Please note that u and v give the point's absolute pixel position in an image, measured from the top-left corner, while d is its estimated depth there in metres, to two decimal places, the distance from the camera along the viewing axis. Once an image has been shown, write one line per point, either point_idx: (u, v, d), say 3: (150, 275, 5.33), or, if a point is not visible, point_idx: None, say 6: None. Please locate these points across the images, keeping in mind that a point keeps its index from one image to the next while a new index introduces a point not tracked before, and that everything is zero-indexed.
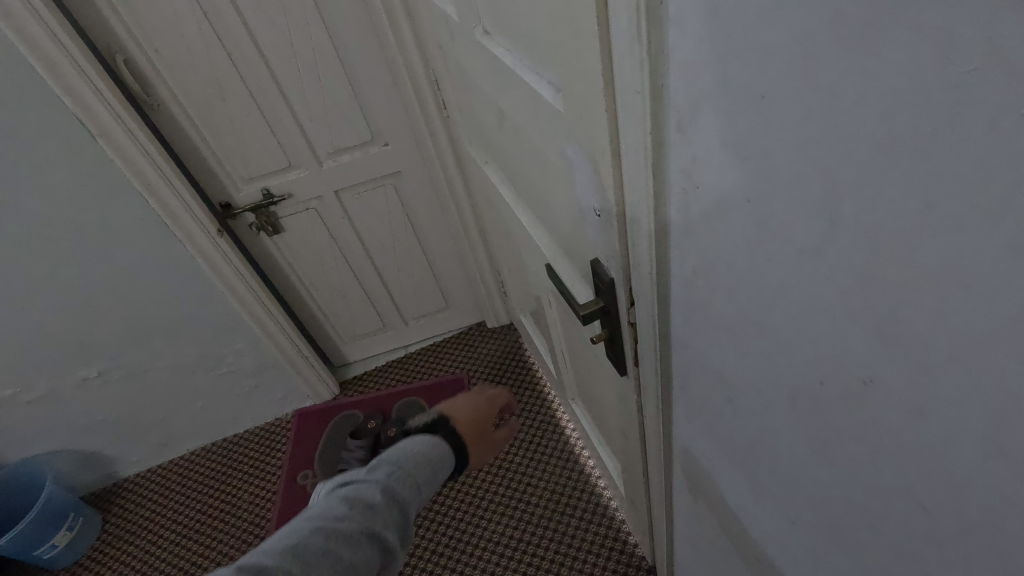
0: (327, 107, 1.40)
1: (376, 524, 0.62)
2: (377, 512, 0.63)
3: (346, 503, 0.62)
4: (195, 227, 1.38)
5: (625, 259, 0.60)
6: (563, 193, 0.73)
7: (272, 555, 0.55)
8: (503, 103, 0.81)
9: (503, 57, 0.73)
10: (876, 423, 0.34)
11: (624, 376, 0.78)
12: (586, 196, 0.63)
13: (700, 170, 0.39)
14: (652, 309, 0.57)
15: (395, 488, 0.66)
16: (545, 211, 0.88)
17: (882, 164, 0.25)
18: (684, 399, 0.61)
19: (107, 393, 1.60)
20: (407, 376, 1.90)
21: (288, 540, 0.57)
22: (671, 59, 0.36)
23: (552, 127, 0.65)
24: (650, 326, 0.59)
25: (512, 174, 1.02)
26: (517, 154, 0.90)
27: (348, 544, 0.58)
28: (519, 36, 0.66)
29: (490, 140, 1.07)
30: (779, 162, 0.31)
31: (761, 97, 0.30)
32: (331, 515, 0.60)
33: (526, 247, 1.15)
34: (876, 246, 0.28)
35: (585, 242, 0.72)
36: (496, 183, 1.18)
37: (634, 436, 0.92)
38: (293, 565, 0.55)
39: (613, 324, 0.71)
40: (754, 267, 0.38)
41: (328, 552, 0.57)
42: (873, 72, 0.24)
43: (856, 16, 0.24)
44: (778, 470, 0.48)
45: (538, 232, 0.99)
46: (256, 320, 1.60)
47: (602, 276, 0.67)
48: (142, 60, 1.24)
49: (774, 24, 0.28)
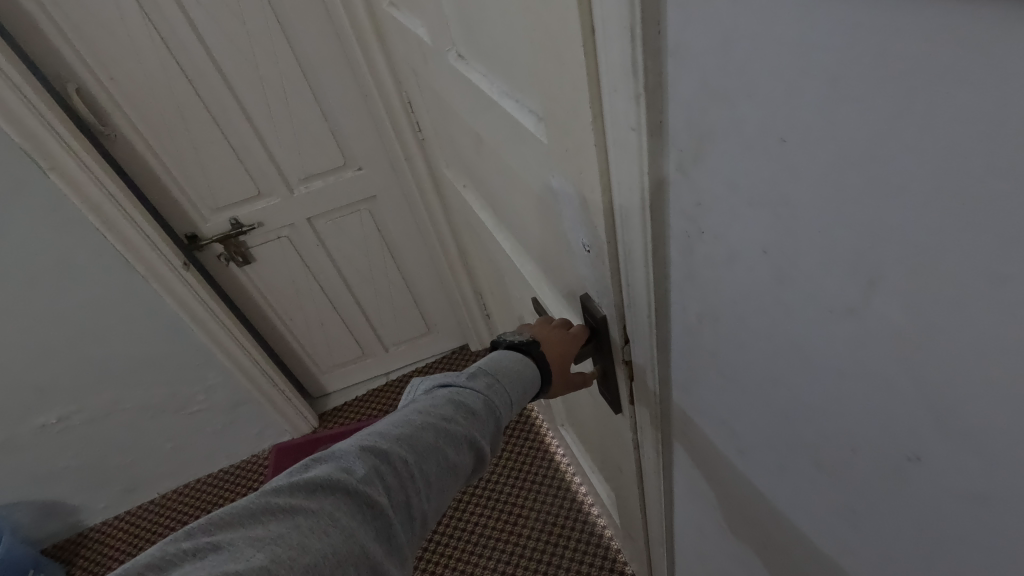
0: (296, 132, 1.35)
1: (474, 428, 0.57)
2: (477, 419, 0.58)
3: (449, 403, 0.57)
4: (158, 261, 1.31)
5: (618, 298, 0.55)
6: (550, 225, 0.68)
7: (388, 438, 0.51)
8: (481, 130, 0.77)
9: (479, 82, 0.69)
10: (918, 502, 0.30)
11: (618, 414, 0.73)
12: (574, 229, 0.58)
13: (706, 213, 0.35)
14: (649, 353, 0.52)
15: (495, 400, 0.61)
16: (531, 242, 0.84)
17: (936, 227, 0.22)
18: (688, 444, 0.57)
19: (68, 439, 1.50)
20: (388, 405, 1.83)
21: (399, 427, 0.53)
22: (672, 94, 0.32)
23: (535, 157, 0.61)
24: (648, 367, 0.55)
25: (493, 200, 0.97)
26: (498, 182, 0.86)
27: (453, 444, 0.53)
28: (495, 62, 0.62)
29: (468, 165, 1.03)
30: (802, 211, 0.28)
31: (781, 141, 0.27)
32: (438, 411, 0.56)
33: (509, 273, 1.10)
34: (926, 315, 0.24)
35: (573, 275, 0.68)
36: (476, 209, 1.14)
37: (629, 472, 0.88)
38: (408, 452, 0.50)
39: (606, 360, 0.66)
40: (769, 321, 0.34)
41: (437, 448, 0.52)
42: (927, 121, 0.20)
43: (904, 59, 0.20)
44: (797, 530, 0.43)
45: (523, 260, 0.95)
46: (228, 355, 1.52)
47: (594, 311, 0.62)
48: (97, 89, 1.18)
49: (798, 64, 0.24)
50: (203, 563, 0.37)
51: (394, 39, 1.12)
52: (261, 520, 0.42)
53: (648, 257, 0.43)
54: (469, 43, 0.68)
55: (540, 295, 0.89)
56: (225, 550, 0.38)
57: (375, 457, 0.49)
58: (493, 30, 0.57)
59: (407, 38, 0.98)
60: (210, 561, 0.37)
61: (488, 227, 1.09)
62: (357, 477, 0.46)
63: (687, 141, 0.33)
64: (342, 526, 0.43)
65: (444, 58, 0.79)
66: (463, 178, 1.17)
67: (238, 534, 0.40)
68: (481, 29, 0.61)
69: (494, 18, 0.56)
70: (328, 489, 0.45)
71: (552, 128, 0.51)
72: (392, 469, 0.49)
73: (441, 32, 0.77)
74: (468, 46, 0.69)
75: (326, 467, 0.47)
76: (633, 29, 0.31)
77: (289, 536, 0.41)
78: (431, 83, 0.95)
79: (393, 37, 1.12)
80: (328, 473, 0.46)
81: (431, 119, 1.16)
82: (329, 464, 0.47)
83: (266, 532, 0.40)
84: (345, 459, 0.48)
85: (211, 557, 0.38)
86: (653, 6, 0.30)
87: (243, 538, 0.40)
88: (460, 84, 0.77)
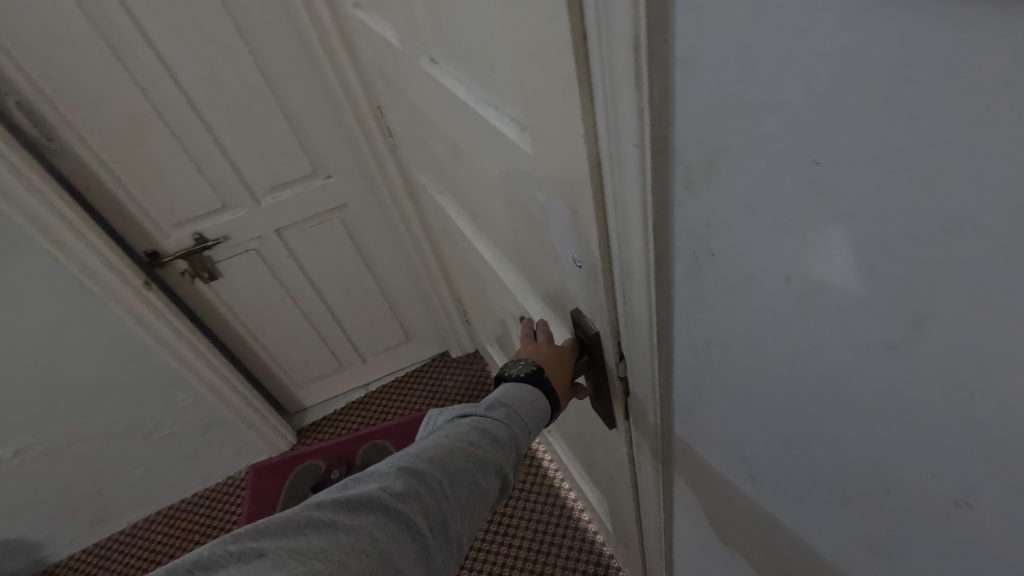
0: (260, 140, 1.29)
1: (501, 452, 0.53)
2: (504, 446, 0.54)
3: (476, 429, 0.54)
4: (117, 281, 1.24)
5: (614, 315, 0.52)
6: (536, 236, 0.65)
7: (423, 459, 0.48)
8: (457, 137, 0.73)
9: (454, 88, 0.65)
10: (964, 546, 0.27)
11: (613, 428, 0.70)
12: (565, 243, 0.55)
13: (719, 235, 0.32)
14: (649, 374, 0.50)
15: (518, 429, 0.57)
16: (514, 252, 0.80)
17: (1006, 265, 0.19)
18: (691, 464, 0.55)
19: (27, 473, 1.41)
20: (369, 417, 1.78)
21: (431, 448, 0.50)
22: (681, 108, 0.29)
23: (518, 167, 0.57)
24: (649, 388, 0.52)
25: (472, 208, 0.93)
26: (477, 190, 0.82)
27: (483, 470, 0.50)
28: (472, 65, 0.58)
29: (444, 172, 0.99)
30: (836, 238, 0.25)
31: (814, 163, 0.24)
32: (466, 436, 0.52)
33: (491, 282, 1.07)
34: (988, 358, 0.21)
35: (560, 290, 0.64)
36: (452, 217, 1.10)
37: (624, 483, 0.85)
38: (443, 474, 0.47)
39: (600, 377, 0.63)
40: (791, 351, 0.32)
41: (468, 472, 0.49)
42: (1002, 149, 0.17)
43: (975, 78, 0.17)
44: (816, 558, 0.41)
45: (505, 269, 0.91)
46: (197, 376, 1.45)
47: (586, 328, 0.59)
48: (40, 101, 1.10)
49: (837, 79, 0.21)
50: (245, 571, 0.35)
51: (361, 42, 1.07)
52: (304, 531, 0.39)
53: (650, 279, 0.40)
54: (441, 45, 0.64)
55: (524, 304, 0.86)
56: (269, 558, 0.37)
57: (411, 477, 0.46)
58: (469, 32, 0.54)
59: (375, 42, 0.93)
60: (253, 568, 0.36)
61: (467, 235, 1.05)
62: (394, 496, 0.44)
63: (698, 159, 0.30)
64: (380, 546, 0.40)
65: (415, 62, 0.75)
66: (438, 185, 1.13)
67: (282, 543, 0.38)
68: (455, 31, 0.57)
69: (470, 19, 0.52)
70: (369, 507, 0.42)
71: (538, 139, 0.47)
72: (429, 490, 0.46)
73: (410, 35, 0.72)
74: (442, 49, 0.65)
75: (364, 486, 0.44)
76: (637, 37, 0.28)
77: (330, 551, 0.38)
78: (401, 88, 0.91)
79: (360, 40, 1.07)
80: (368, 491, 0.44)
81: (402, 125, 1.11)
82: (370, 483, 0.45)
83: (309, 545, 0.38)
84: (377, 481, 0.45)
85: (254, 564, 0.36)
86: (659, 12, 0.27)
87: (287, 549, 0.38)
88: (432, 89, 0.73)
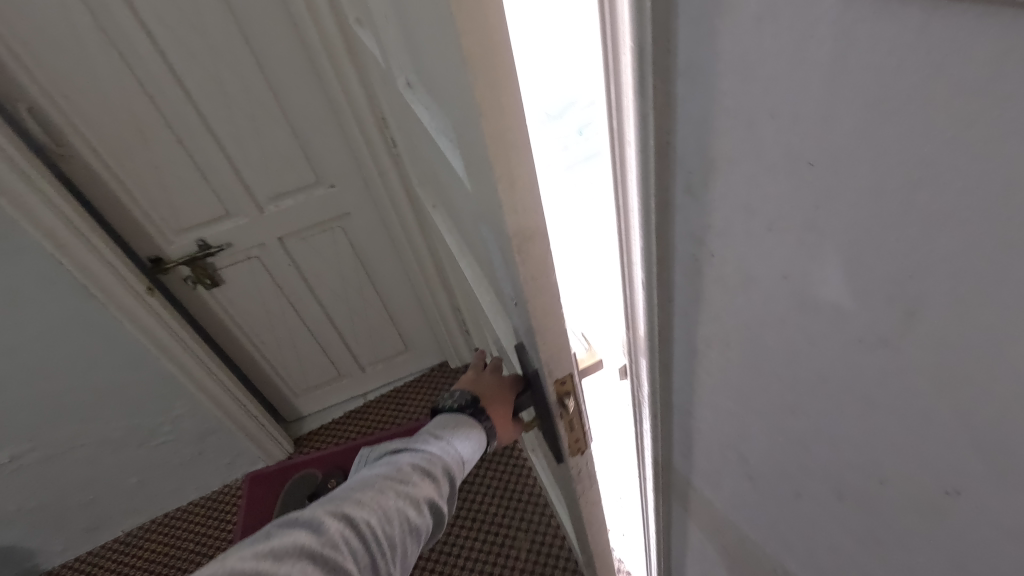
0: (264, 149, 1.30)
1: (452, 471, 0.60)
2: (436, 480, 0.58)
3: (408, 466, 0.57)
4: (118, 287, 1.24)
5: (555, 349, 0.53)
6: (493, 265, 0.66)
7: (354, 502, 0.52)
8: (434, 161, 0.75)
9: (422, 117, 0.68)
10: (955, 537, 0.28)
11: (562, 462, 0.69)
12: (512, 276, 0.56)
13: (719, 235, 0.33)
14: (651, 377, 0.51)
15: (453, 460, 0.60)
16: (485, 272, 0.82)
17: (991, 259, 0.20)
18: (691, 468, 0.55)
19: (22, 478, 1.41)
20: (367, 427, 1.78)
21: (362, 490, 0.53)
22: (684, 115, 0.31)
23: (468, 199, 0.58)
24: (649, 392, 0.53)
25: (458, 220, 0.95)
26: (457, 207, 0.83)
27: (415, 506, 0.54)
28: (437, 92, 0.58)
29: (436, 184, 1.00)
30: (832, 236, 0.26)
31: (810, 165, 0.25)
32: (399, 474, 0.56)
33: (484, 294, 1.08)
34: (973, 350, 0.22)
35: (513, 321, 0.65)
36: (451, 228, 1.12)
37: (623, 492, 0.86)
38: (373, 517, 0.51)
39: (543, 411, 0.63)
40: (789, 348, 0.33)
41: (399, 511, 0.52)
42: (983, 151, 0.18)
43: (957, 82, 0.18)
44: (814, 557, 0.42)
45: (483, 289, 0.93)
46: (195, 382, 1.46)
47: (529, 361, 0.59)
48: (50, 108, 1.12)
49: (831, 85, 0.22)
50: None
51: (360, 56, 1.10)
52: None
53: (653, 280, 0.42)
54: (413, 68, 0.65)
55: (496, 327, 0.87)
56: None
57: (343, 523, 0.49)
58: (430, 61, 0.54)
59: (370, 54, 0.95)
60: None
61: (454, 249, 1.06)
62: (324, 543, 0.47)
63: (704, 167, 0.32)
64: None
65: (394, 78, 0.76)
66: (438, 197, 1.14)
67: None
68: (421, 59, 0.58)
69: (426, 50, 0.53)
70: (298, 555, 0.45)
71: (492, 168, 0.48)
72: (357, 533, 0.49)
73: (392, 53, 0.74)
74: (414, 73, 0.66)
75: (294, 531, 0.47)
76: None
77: None
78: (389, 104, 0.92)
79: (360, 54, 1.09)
80: (297, 539, 0.46)
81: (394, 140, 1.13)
82: (298, 530, 0.48)
83: None
84: (310, 524, 0.48)
85: None
86: (666, 26, 0.29)
87: None
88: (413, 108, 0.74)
